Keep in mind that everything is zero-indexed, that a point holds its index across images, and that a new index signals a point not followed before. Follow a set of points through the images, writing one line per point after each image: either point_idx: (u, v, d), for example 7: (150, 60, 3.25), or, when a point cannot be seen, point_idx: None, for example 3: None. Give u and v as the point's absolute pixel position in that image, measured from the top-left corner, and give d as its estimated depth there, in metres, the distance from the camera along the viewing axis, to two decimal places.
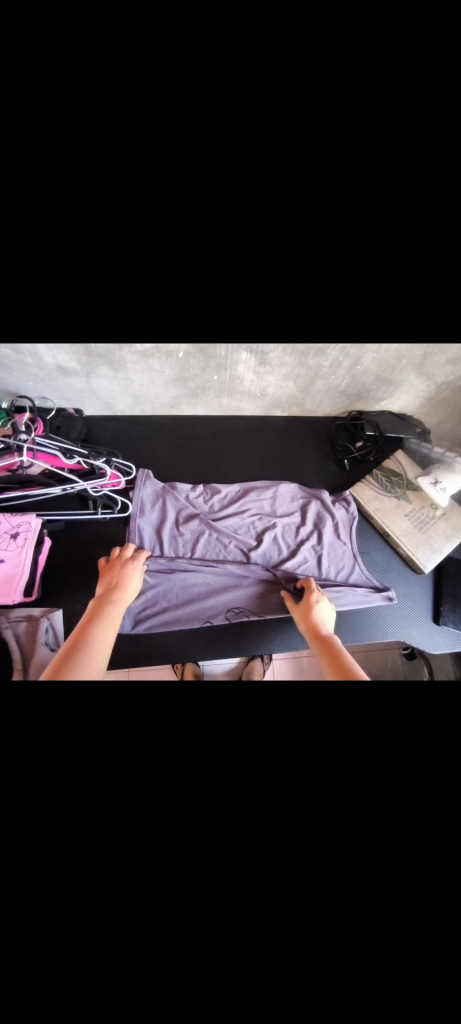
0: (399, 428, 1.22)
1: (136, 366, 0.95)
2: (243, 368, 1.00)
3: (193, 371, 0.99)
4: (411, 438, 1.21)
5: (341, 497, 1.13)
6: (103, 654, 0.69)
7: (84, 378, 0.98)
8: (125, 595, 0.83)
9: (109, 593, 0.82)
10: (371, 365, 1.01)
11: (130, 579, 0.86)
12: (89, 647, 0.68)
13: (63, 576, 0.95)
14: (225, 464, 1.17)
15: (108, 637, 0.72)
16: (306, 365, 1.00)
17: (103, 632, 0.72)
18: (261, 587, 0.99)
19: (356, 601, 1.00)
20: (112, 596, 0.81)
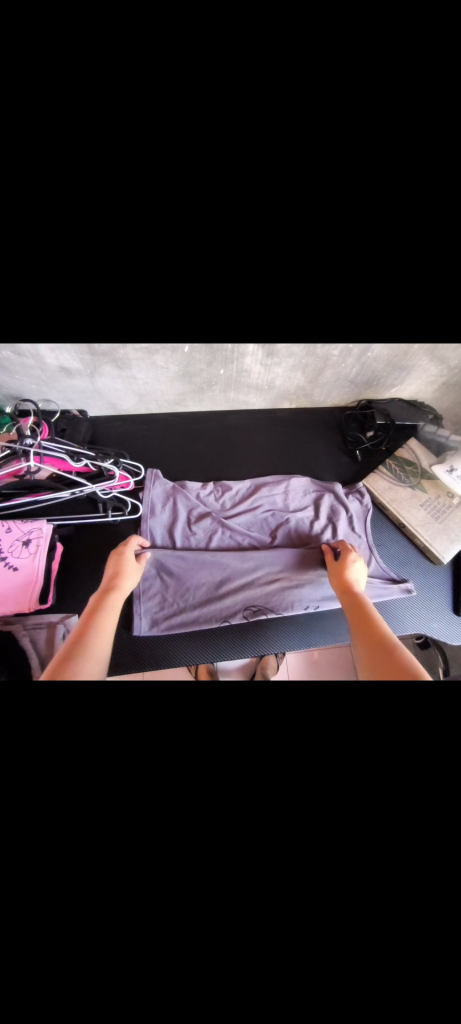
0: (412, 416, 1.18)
1: (140, 363, 0.92)
2: (250, 361, 0.96)
3: (199, 366, 0.96)
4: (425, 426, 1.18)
5: (354, 489, 1.11)
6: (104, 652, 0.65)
7: (88, 378, 0.95)
8: (122, 587, 0.78)
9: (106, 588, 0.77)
10: (382, 352, 0.98)
11: (125, 568, 0.82)
12: (94, 647, 0.63)
13: (76, 581, 0.94)
14: (234, 460, 1.14)
15: (109, 632, 0.68)
16: (315, 354, 0.97)
17: (105, 629, 0.68)
18: (278, 584, 0.96)
19: (374, 594, 0.98)
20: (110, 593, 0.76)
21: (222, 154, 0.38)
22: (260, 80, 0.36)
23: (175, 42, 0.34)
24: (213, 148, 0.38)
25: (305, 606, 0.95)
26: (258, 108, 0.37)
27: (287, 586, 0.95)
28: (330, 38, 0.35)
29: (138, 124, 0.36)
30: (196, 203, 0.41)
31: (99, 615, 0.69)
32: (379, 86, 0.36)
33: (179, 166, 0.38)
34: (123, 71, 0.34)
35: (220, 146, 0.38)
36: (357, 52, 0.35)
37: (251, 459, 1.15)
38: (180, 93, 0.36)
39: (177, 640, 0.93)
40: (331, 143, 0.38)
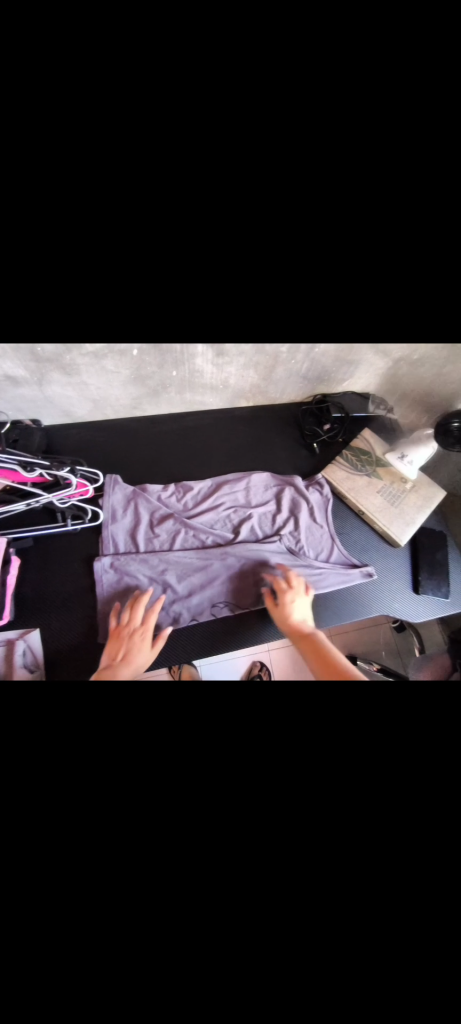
0: (364, 407, 1.25)
1: (90, 369, 0.91)
2: (201, 361, 0.98)
3: (150, 369, 0.96)
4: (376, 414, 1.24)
5: (314, 482, 1.13)
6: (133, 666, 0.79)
7: (36, 386, 0.93)
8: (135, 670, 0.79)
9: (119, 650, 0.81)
10: (329, 348, 1.02)
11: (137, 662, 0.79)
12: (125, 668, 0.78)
13: (36, 595, 0.92)
14: (195, 460, 1.16)
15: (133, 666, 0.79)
16: (264, 353, 0.99)
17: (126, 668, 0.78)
18: (242, 578, 0.98)
19: (337, 581, 1.02)
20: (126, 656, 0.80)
21: (120, 151, 0.37)
22: (152, 71, 0.35)
23: (69, 38, 0.33)
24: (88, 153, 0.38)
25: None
26: (150, 101, 0.36)
27: (251, 582, 0.99)
28: (214, 33, 0.35)
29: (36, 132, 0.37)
30: (100, 204, 0.41)
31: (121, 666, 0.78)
32: (266, 87, 0.37)
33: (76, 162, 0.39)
34: (6, 75, 0.33)
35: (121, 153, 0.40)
36: (238, 50, 0.35)
37: (212, 459, 1.17)
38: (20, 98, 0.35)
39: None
40: (228, 137, 0.38)
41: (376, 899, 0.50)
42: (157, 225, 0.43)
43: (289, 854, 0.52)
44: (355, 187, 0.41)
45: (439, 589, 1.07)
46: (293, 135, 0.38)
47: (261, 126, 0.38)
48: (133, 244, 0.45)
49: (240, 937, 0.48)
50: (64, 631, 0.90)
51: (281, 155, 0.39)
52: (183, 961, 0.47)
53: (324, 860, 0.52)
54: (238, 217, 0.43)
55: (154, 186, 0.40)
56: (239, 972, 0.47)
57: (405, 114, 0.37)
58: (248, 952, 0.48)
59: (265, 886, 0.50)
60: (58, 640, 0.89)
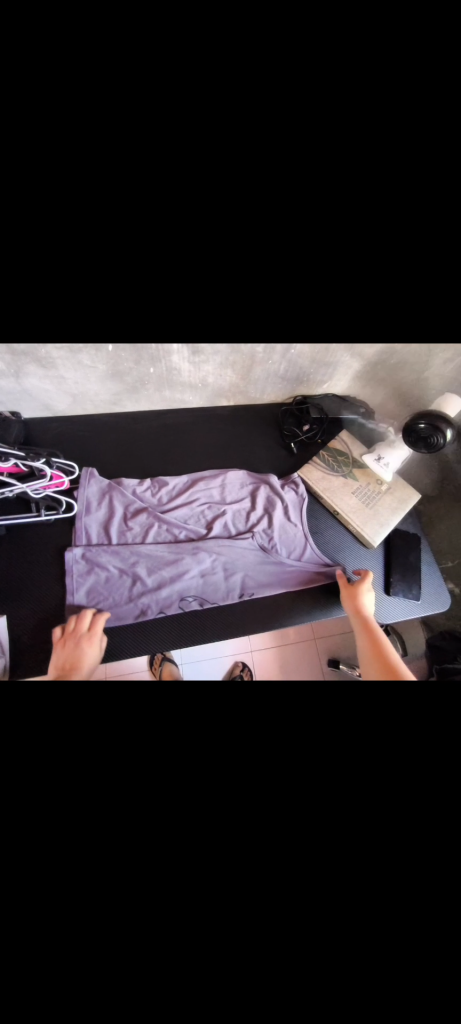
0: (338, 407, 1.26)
1: (66, 362, 0.93)
2: (178, 359, 0.99)
3: (127, 365, 0.98)
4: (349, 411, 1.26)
5: (290, 482, 1.14)
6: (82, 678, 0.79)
7: (13, 378, 0.95)
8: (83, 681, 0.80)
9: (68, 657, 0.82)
10: (304, 349, 1.04)
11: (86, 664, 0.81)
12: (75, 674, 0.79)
13: (7, 583, 0.93)
14: (172, 456, 1.18)
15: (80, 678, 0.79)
16: (240, 352, 1.01)
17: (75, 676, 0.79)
18: (212, 574, 0.99)
19: (307, 580, 1.04)
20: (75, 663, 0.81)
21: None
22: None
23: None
24: None
25: (240, 591, 1.01)
26: (94, 101, 0.39)
27: (221, 577, 1.00)
28: (151, 39, 0.37)
29: None
30: None
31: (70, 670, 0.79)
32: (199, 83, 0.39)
33: None
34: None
35: None
36: (173, 55, 0.38)
37: (190, 456, 1.19)
38: None
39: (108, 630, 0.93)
40: (168, 131, 0.40)
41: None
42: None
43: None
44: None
45: (411, 591, 1.07)
46: (225, 136, 0.42)
47: (198, 126, 0.41)
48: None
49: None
50: (32, 620, 0.91)
51: (217, 157, 0.43)
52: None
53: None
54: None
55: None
56: (174, 948, 0.47)
57: (321, 129, 0.42)
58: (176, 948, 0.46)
59: None
60: (25, 629, 0.90)
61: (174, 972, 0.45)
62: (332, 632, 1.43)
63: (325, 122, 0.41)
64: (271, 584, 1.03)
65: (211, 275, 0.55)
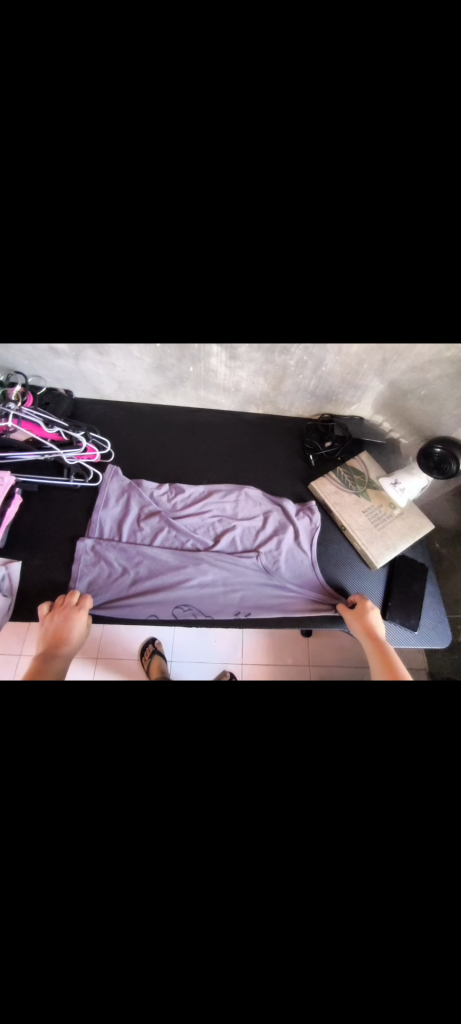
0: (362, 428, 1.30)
1: (118, 352, 1.06)
2: (216, 362, 1.10)
3: (170, 362, 1.10)
4: (371, 430, 1.29)
5: (305, 507, 1.16)
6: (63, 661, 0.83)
7: (73, 361, 1.09)
8: (70, 654, 0.85)
9: (55, 634, 0.87)
10: (334, 367, 1.10)
11: (73, 636, 0.86)
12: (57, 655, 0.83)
13: (29, 535, 1.03)
14: (194, 465, 1.24)
15: (63, 658, 0.84)
16: (273, 362, 1.09)
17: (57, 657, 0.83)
18: (211, 587, 0.99)
19: (307, 608, 1.02)
20: (58, 644, 0.85)
21: (122, 159, 0.49)
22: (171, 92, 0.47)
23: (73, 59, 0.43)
24: (118, 153, 0.50)
25: (236, 609, 0.99)
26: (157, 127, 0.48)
27: (220, 591, 1.00)
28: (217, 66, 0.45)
29: (88, 140, 0.49)
30: (125, 204, 0.53)
31: (54, 650, 0.84)
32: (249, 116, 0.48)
33: (108, 164, 0.50)
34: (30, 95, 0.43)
35: (143, 152, 0.50)
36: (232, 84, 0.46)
37: (211, 466, 1.25)
38: (74, 111, 0.48)
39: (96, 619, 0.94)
40: (225, 156, 0.51)
41: (243, 824, 0.49)
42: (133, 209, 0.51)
43: (192, 752, 0.55)
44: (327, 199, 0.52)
45: (409, 620, 1.04)
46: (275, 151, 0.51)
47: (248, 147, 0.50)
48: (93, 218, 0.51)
49: (108, 819, 0.48)
50: (42, 571, 0.99)
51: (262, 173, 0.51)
52: (55, 787, 0.50)
53: (207, 779, 0.52)
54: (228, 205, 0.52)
55: (149, 183, 0.51)
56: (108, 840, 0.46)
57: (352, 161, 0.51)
58: (91, 942, 0.42)
59: (132, 858, 0.46)
60: (34, 578, 0.98)
61: (93, 922, 0.43)
62: (327, 646, 1.41)
63: (355, 155, 0.50)
64: (270, 608, 1.01)
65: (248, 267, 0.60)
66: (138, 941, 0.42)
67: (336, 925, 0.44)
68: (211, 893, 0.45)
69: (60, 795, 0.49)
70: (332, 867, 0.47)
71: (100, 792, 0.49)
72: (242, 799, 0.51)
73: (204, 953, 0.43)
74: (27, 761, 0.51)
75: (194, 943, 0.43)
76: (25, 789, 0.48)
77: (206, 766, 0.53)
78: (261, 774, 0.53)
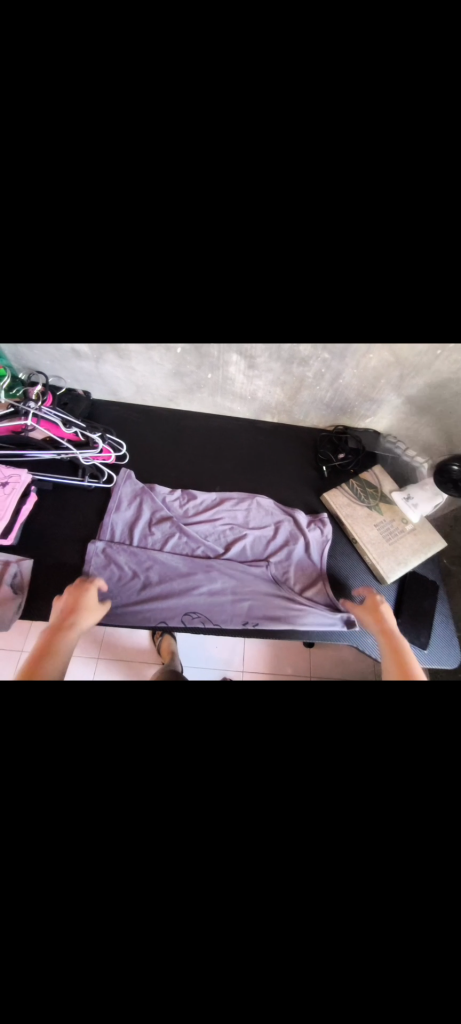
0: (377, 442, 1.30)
1: (139, 356, 1.07)
2: (234, 370, 1.11)
3: (189, 368, 1.11)
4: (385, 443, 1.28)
5: (317, 519, 1.15)
6: (71, 640, 0.81)
7: (93, 362, 1.10)
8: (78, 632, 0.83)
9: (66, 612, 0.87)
10: (352, 380, 1.11)
11: (86, 608, 0.87)
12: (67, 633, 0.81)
13: (41, 533, 1.02)
14: (207, 470, 1.25)
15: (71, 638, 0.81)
16: (291, 372, 1.10)
17: (66, 636, 0.81)
18: (220, 595, 0.99)
19: (316, 620, 1.00)
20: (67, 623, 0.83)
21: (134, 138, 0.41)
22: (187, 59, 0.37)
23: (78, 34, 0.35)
24: None
25: (243, 619, 0.98)
26: (164, 102, 0.38)
27: (228, 600, 0.99)
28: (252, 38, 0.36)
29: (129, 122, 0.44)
30: None
31: (63, 628, 0.82)
32: (281, 92, 0.38)
33: None
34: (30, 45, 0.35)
35: None
36: (262, 58, 0.37)
37: (223, 473, 1.25)
38: None
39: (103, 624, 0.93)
40: (251, 139, 0.39)
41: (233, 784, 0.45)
42: (138, 218, 0.42)
43: (189, 737, 0.48)
44: (385, 201, 0.41)
45: (418, 637, 1.03)
46: (305, 137, 0.39)
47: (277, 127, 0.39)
48: (80, 227, 0.44)
49: (105, 804, 0.47)
50: (52, 569, 0.99)
51: (295, 157, 0.40)
52: (48, 784, 0.48)
53: (206, 756, 0.47)
54: (248, 202, 0.42)
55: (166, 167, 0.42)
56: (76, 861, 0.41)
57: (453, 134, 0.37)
58: (92, 966, 0.40)
59: (135, 898, 0.42)
60: (44, 576, 0.98)
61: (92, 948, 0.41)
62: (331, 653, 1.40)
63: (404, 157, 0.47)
64: (278, 619, 0.99)
65: (265, 284, 0.51)
66: (139, 968, 0.41)
67: (351, 977, 0.41)
68: (216, 928, 0.42)
69: (46, 772, 0.47)
70: (357, 924, 0.42)
71: (83, 784, 0.45)
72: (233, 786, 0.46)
73: (207, 981, 0.41)
74: (10, 741, 0.48)
75: (197, 975, 0.41)
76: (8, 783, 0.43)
77: (206, 753, 0.48)
78: (284, 807, 0.48)
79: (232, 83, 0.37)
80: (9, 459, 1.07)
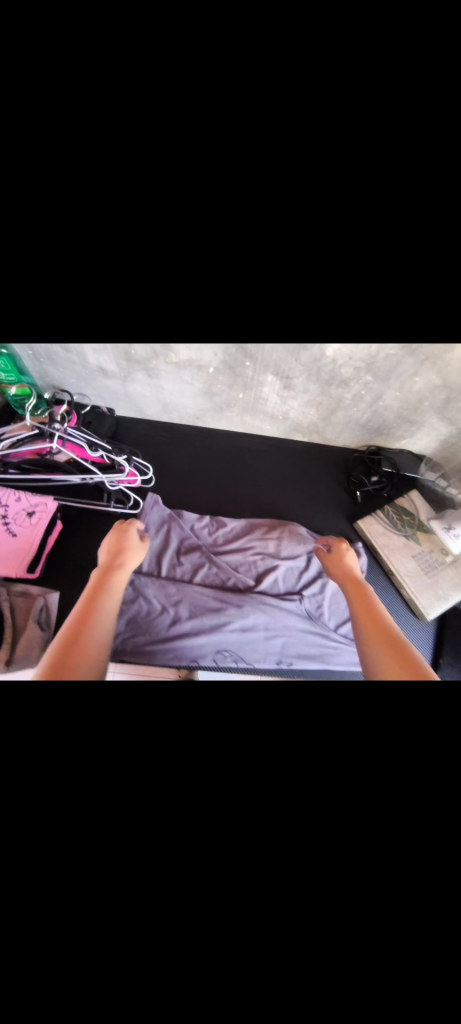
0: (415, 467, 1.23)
1: (168, 375, 1.01)
2: (268, 390, 1.04)
3: (220, 387, 1.05)
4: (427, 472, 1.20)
5: (351, 549, 1.09)
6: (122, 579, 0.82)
7: (120, 381, 1.05)
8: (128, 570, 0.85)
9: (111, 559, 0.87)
10: (393, 403, 1.04)
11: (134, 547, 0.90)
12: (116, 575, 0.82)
13: (66, 561, 0.98)
14: (234, 493, 1.20)
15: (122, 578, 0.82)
16: (329, 394, 1.03)
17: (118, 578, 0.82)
18: (252, 631, 0.94)
19: (351, 659, 0.96)
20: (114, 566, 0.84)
21: (187, 150, 0.30)
22: (275, 62, 0.28)
23: (135, 41, 0.27)
24: None
25: (277, 658, 0.93)
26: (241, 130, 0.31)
27: (261, 637, 0.94)
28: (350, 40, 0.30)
29: None
30: None
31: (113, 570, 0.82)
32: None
33: None
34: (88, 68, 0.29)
35: None
36: (374, 58, 0.27)
37: (251, 496, 1.20)
38: None
39: (131, 661, 0.89)
40: None
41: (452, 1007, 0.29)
42: (210, 244, 0.35)
43: (259, 770, 0.35)
44: None
45: None
46: None
47: None
48: (131, 252, 0.36)
49: (156, 770, 0.36)
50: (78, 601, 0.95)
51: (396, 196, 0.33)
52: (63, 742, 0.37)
53: (289, 852, 0.32)
54: (343, 223, 0.33)
55: (239, 191, 0.32)
56: None
57: None
58: None
59: None
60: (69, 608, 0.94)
61: None
62: None
63: None
64: (312, 657, 0.95)
65: (346, 300, 0.41)
66: None
67: None
68: None
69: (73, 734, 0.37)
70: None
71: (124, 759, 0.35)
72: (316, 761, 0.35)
73: None
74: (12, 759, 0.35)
75: None
76: (35, 837, 0.31)
77: (290, 749, 0.36)
78: None
79: (339, 82, 0.28)
80: (37, 489, 1.04)
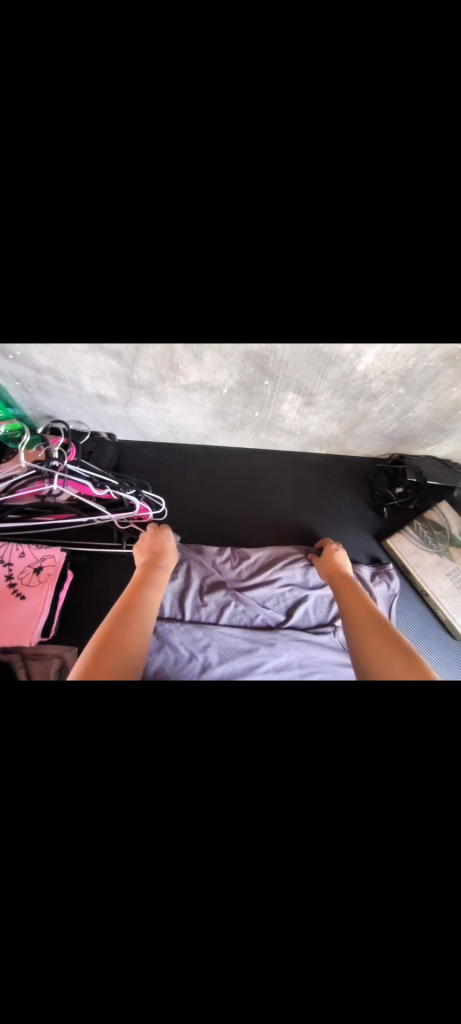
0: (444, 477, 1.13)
1: (176, 398, 0.90)
2: (287, 408, 0.94)
3: (234, 406, 0.94)
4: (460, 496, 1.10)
5: (382, 572, 1.02)
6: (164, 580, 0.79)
7: (122, 407, 0.94)
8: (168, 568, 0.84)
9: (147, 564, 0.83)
10: (424, 414, 0.95)
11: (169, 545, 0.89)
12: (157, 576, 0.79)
13: (81, 612, 0.91)
14: (253, 516, 1.12)
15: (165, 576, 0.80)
16: (354, 408, 0.93)
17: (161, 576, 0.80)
18: (287, 670, 0.87)
19: None
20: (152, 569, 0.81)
21: (244, 173, 0.31)
22: (319, 83, 0.30)
23: None
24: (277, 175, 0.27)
25: None
26: None
27: (297, 676, 0.87)
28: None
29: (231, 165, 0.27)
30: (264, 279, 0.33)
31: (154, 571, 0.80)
32: None
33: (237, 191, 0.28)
34: None
35: (319, 167, 0.31)
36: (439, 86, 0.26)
37: (270, 518, 1.13)
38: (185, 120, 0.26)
39: None
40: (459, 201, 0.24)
41: None
42: (263, 244, 0.33)
43: None
44: None
45: None
46: None
47: None
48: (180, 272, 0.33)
49: (247, 917, 0.30)
50: None
51: None
52: (130, 930, 0.29)
53: None
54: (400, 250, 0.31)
55: (285, 216, 0.32)
56: None
57: None
58: None
59: None
60: None
61: None
62: None
63: None
64: None
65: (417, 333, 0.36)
66: None
67: None
68: None
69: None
70: None
71: (210, 940, 0.29)
72: (429, 917, 0.28)
73: None
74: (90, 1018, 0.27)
75: None
76: None
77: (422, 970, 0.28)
78: None
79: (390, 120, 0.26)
80: (44, 541, 0.93)
